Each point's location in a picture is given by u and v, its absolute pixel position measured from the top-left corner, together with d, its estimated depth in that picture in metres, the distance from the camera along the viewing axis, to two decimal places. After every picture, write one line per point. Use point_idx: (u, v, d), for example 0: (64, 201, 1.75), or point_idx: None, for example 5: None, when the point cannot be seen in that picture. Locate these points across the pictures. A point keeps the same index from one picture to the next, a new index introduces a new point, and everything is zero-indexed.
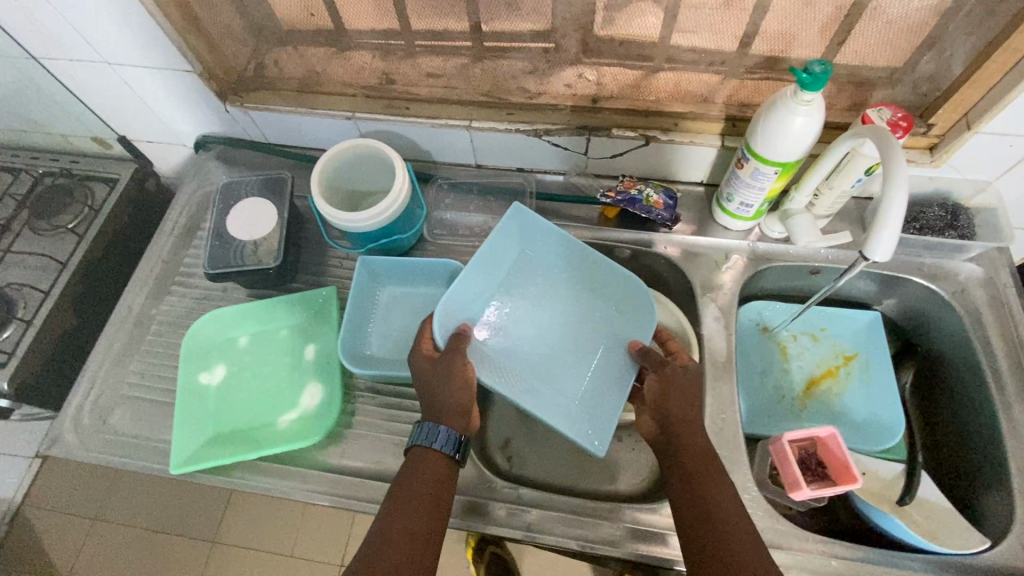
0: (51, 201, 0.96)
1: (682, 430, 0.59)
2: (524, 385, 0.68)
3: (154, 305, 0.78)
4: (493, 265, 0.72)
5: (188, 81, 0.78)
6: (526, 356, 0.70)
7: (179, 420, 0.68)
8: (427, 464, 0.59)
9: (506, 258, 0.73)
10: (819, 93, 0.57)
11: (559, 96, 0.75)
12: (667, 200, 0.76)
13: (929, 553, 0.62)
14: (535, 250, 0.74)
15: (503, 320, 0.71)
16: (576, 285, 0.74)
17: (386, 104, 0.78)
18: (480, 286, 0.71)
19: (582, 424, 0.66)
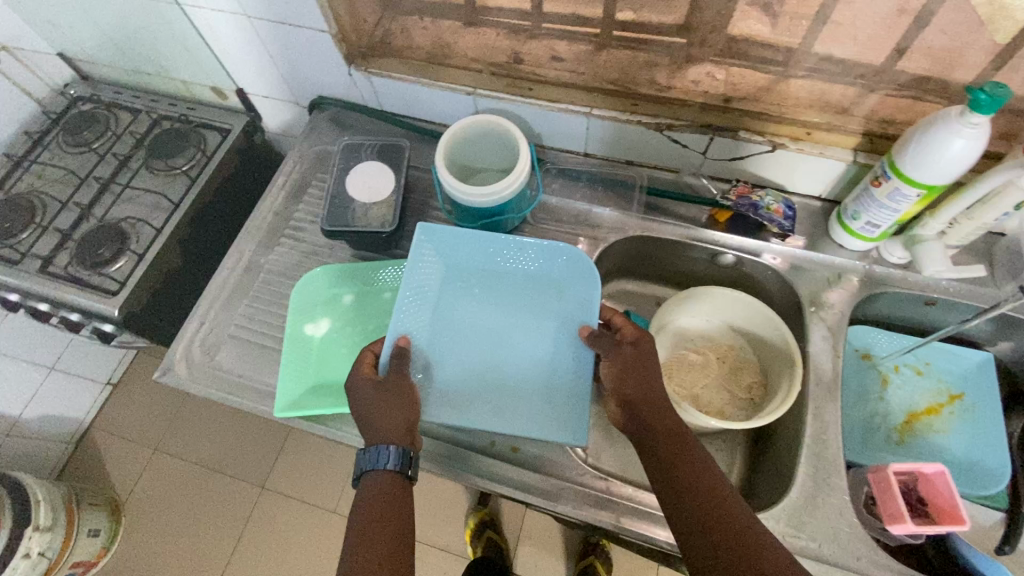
0: (166, 142, 1.01)
1: (650, 418, 0.58)
2: (482, 404, 0.64)
3: (263, 254, 0.81)
4: (420, 287, 0.69)
5: (319, 40, 0.79)
6: (479, 373, 0.66)
7: (286, 366, 0.70)
8: (382, 488, 0.56)
9: (431, 279, 0.70)
10: (987, 118, 0.54)
11: (690, 91, 0.73)
12: (787, 210, 0.75)
13: None
14: (466, 269, 0.71)
15: (447, 342, 0.67)
16: (517, 280, 0.71)
17: (511, 83, 0.77)
18: (416, 312, 0.68)
19: (551, 426, 0.64)
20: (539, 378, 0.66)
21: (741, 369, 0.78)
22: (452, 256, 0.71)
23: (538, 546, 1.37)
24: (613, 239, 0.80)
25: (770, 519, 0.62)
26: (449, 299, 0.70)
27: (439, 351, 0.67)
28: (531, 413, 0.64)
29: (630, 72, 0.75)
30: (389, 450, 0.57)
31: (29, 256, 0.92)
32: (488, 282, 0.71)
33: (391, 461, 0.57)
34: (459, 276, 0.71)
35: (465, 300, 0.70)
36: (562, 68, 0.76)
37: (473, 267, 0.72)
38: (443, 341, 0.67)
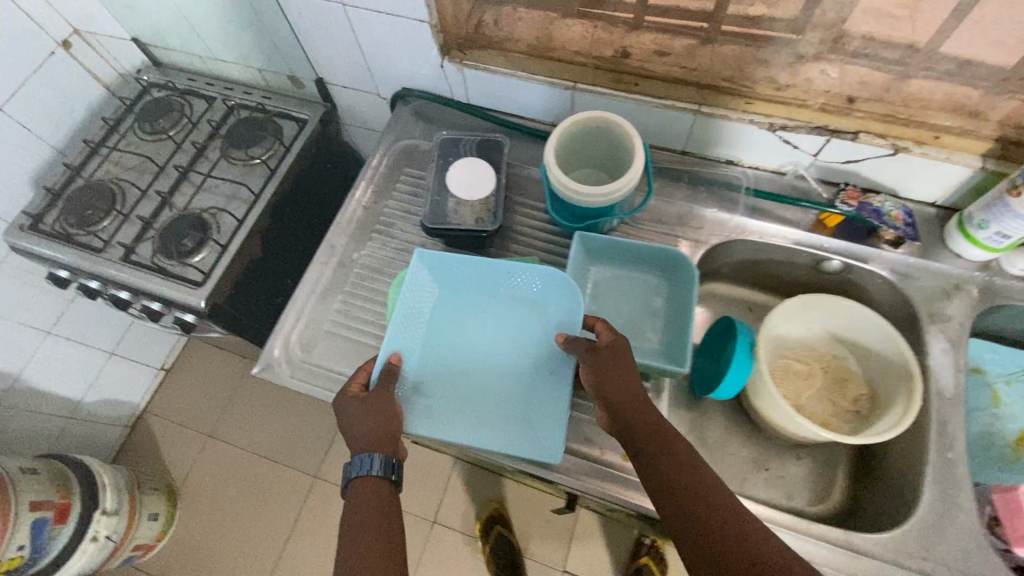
0: (244, 132, 1.00)
1: (631, 414, 0.55)
2: (464, 420, 0.65)
3: (355, 249, 0.80)
4: (413, 310, 0.68)
5: (416, 31, 0.77)
6: (462, 391, 0.66)
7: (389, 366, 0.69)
8: (370, 495, 0.56)
9: (424, 302, 0.70)
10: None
11: (811, 91, 0.69)
12: (906, 217, 0.74)
13: None
14: (456, 292, 0.71)
15: (435, 362, 0.67)
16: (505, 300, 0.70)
17: (615, 78, 0.74)
18: (407, 332, 0.67)
19: (530, 444, 0.63)
20: (519, 396, 0.66)
21: (847, 382, 0.76)
22: (445, 279, 0.71)
23: (592, 543, 1.35)
24: (715, 242, 0.78)
25: (896, 538, 0.60)
26: (440, 321, 0.70)
27: (428, 369, 0.67)
28: (512, 430, 0.64)
29: (746, 69, 0.71)
30: (371, 455, 0.57)
31: (111, 244, 0.91)
32: (478, 302, 0.70)
33: (375, 464, 0.57)
34: (451, 298, 0.71)
35: (455, 321, 0.70)
36: (672, 64, 0.73)
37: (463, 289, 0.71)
38: (430, 360, 0.67)
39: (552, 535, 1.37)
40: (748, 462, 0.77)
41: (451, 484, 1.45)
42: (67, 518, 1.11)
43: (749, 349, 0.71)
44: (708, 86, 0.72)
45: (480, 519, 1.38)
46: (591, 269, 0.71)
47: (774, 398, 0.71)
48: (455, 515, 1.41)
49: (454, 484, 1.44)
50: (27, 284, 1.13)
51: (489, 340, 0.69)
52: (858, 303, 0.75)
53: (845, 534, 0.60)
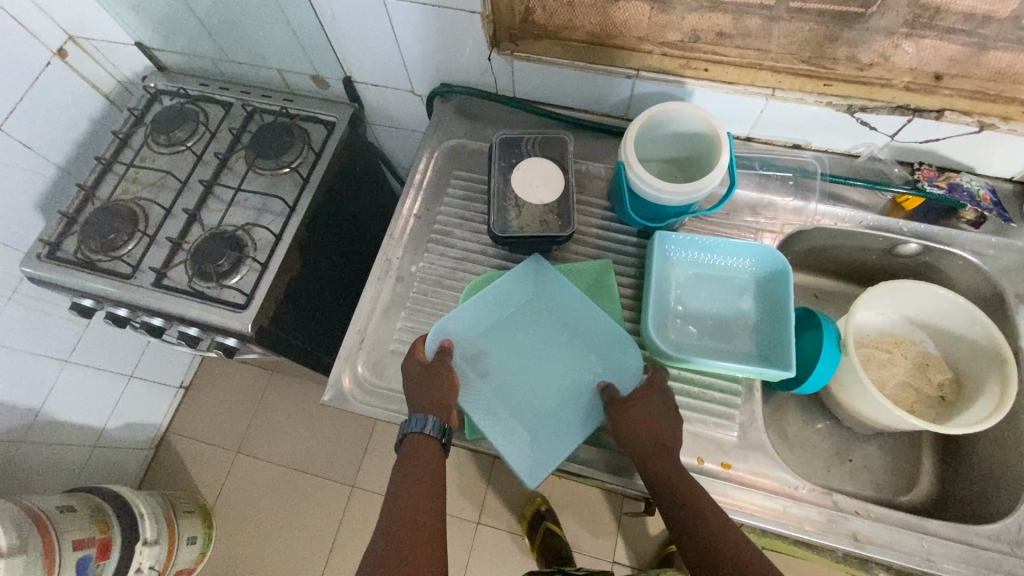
0: (270, 138, 0.93)
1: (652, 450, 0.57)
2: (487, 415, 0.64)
3: (413, 261, 0.75)
4: (496, 304, 0.69)
5: (467, 24, 0.71)
6: (500, 386, 0.66)
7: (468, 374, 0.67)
8: (422, 450, 0.59)
9: (513, 299, 0.70)
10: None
11: (895, 68, 0.66)
12: (993, 196, 0.71)
13: None
14: (544, 296, 0.70)
15: (493, 357, 0.67)
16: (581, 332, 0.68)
17: (683, 64, 0.70)
18: (470, 328, 0.68)
19: (519, 458, 0.62)
20: (545, 413, 0.64)
21: (928, 366, 0.74)
22: (542, 288, 0.70)
23: (626, 538, 1.34)
24: (789, 232, 0.75)
25: (1010, 527, 0.59)
26: (518, 318, 0.69)
27: (488, 361, 0.67)
28: (514, 445, 0.62)
29: (823, 48, 0.67)
30: (426, 417, 0.60)
31: (141, 269, 0.85)
32: (559, 308, 0.70)
33: (428, 426, 0.60)
34: (538, 301, 0.70)
35: (530, 320, 0.69)
36: (745, 46, 0.69)
37: (551, 292, 0.70)
38: (486, 354, 0.67)
39: (598, 528, 1.35)
40: (831, 453, 0.75)
41: (490, 485, 1.42)
42: (110, 554, 1.06)
43: (835, 340, 0.69)
44: (785, 68, 0.68)
45: (526, 515, 1.35)
46: (672, 271, 0.68)
47: (868, 389, 0.68)
48: (498, 515, 1.39)
49: (495, 483, 1.42)
50: (42, 312, 1.06)
51: (550, 348, 0.68)
52: (947, 298, 0.70)
53: (958, 528, 0.58)
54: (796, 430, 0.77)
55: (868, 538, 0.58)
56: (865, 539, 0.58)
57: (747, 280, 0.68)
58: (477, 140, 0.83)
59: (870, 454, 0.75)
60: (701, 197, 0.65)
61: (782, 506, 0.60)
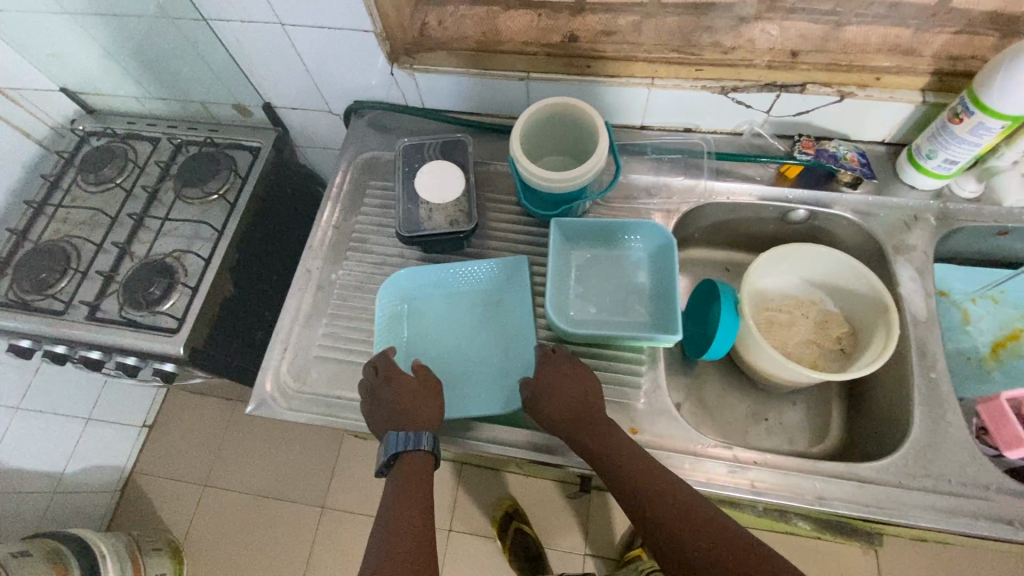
0: (197, 168, 0.97)
1: (575, 423, 0.61)
2: None
3: (332, 269, 0.78)
4: (463, 277, 0.74)
5: (361, 41, 0.76)
6: (420, 350, 0.71)
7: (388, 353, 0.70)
8: (413, 467, 0.60)
9: (478, 279, 0.74)
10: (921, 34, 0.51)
11: (755, 50, 0.72)
12: (861, 158, 0.76)
13: None
14: (499, 292, 0.73)
15: (428, 321, 0.72)
16: (505, 340, 0.71)
17: (567, 63, 0.75)
18: (395, 317, 0.72)
19: None
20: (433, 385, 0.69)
21: (827, 323, 0.79)
22: (504, 284, 0.73)
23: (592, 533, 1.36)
24: (685, 209, 0.80)
25: (896, 461, 0.63)
26: (473, 297, 0.74)
27: (417, 325, 0.72)
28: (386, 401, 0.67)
29: (690, 38, 0.73)
30: (421, 433, 0.61)
31: (74, 303, 0.87)
32: (504, 307, 0.72)
33: (425, 442, 0.61)
34: (492, 290, 0.74)
35: (477, 301, 0.73)
36: (619, 42, 0.74)
37: (512, 294, 0.73)
38: (416, 324, 0.72)
39: (568, 524, 1.37)
40: (749, 415, 0.78)
41: (460, 495, 1.42)
42: None
43: (732, 306, 0.73)
44: (656, 57, 0.73)
45: (495, 518, 1.36)
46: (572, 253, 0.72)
47: (766, 347, 0.72)
48: (469, 521, 1.39)
49: (462, 490, 1.42)
50: None
51: (474, 335, 0.72)
52: (831, 256, 0.76)
53: (849, 466, 0.62)
54: (714, 396, 0.80)
55: (764, 484, 0.62)
56: (763, 486, 0.62)
57: (644, 258, 0.72)
58: (390, 151, 0.87)
59: (783, 411, 0.79)
60: (589, 181, 0.70)
61: (686, 464, 0.63)
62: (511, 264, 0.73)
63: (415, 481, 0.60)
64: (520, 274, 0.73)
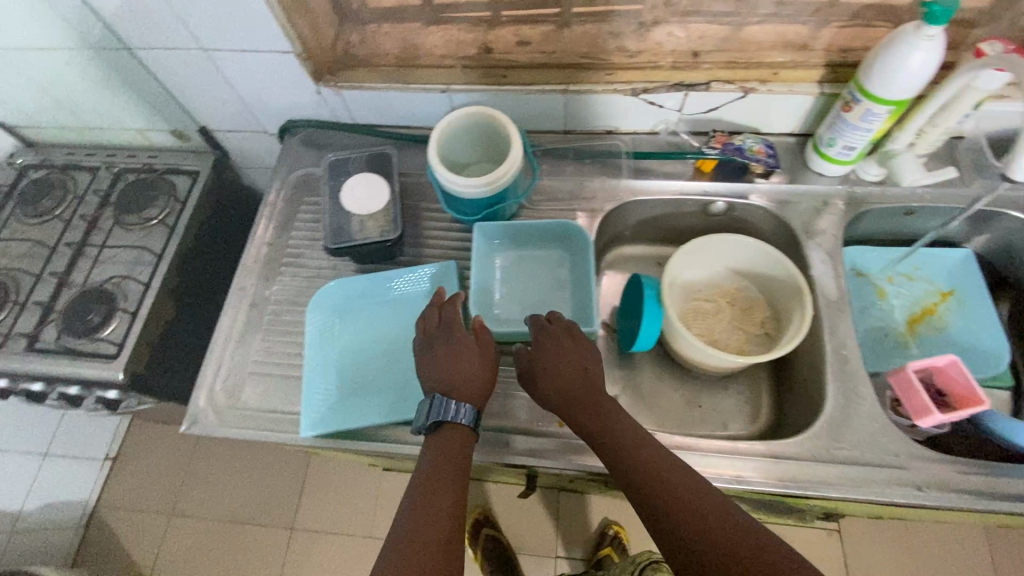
0: (137, 195, 0.98)
1: (590, 406, 0.62)
2: (325, 387, 0.70)
3: (266, 286, 0.79)
4: (394, 286, 0.76)
5: (283, 62, 0.78)
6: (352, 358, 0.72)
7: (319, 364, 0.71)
8: (451, 441, 0.60)
9: (409, 287, 0.76)
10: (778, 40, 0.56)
11: (660, 53, 0.75)
12: (767, 149, 0.80)
13: None
14: (431, 297, 0.75)
15: (359, 330, 0.74)
16: None
17: (483, 74, 0.78)
18: (326, 327, 0.74)
19: (313, 413, 0.68)
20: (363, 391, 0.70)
21: (751, 309, 0.82)
22: (434, 290, 0.75)
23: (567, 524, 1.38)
24: (609, 208, 0.83)
25: (812, 436, 0.66)
26: (404, 304, 0.75)
27: (349, 335, 0.73)
28: (317, 410, 0.68)
29: (599, 44, 0.77)
30: (462, 404, 0.61)
31: (13, 336, 0.87)
32: None
33: (465, 415, 0.61)
34: (423, 296, 0.75)
35: (408, 308, 0.75)
36: (533, 51, 0.78)
37: None
38: (347, 334, 0.74)
39: (540, 526, 1.37)
40: (683, 404, 0.80)
41: None
42: None
43: (655, 300, 0.75)
44: (568, 64, 0.76)
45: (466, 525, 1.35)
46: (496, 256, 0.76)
47: (689, 337, 0.74)
48: None
49: None
50: None
51: (405, 341, 0.73)
52: (748, 244, 0.79)
53: (767, 445, 0.66)
54: (650, 386, 0.82)
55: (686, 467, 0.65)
56: None
57: (564, 257, 0.77)
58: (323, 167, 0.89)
59: (717, 398, 0.81)
60: (509, 186, 0.73)
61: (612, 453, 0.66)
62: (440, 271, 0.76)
63: (449, 459, 0.59)
64: (450, 280, 0.75)
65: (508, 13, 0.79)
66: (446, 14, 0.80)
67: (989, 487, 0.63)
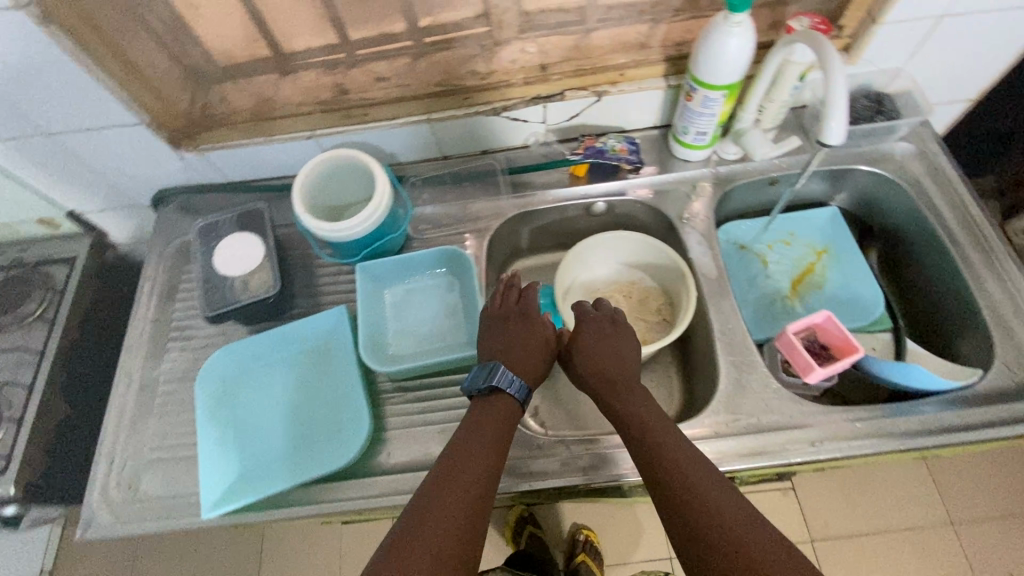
0: (9, 294, 0.93)
1: (615, 386, 0.68)
2: (224, 460, 0.68)
3: (155, 366, 0.76)
4: (287, 342, 0.75)
5: (135, 133, 0.76)
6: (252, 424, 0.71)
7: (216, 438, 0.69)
8: (501, 406, 0.66)
9: (304, 340, 0.75)
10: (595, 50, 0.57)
11: (509, 70, 0.78)
12: (630, 146, 0.83)
13: (946, 391, 0.71)
14: (327, 347, 0.75)
15: (257, 395, 0.72)
16: (336, 393, 0.72)
17: (344, 115, 0.79)
18: (218, 399, 0.72)
19: (214, 488, 0.66)
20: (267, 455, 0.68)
21: (647, 298, 0.85)
22: (329, 339, 0.75)
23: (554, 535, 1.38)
24: (495, 227, 0.85)
25: (711, 416, 0.69)
26: (300, 359, 0.74)
27: (246, 401, 0.72)
28: (216, 486, 0.66)
29: (452, 70, 0.78)
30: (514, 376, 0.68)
31: None
32: (332, 361, 0.74)
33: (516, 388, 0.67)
34: (319, 348, 0.75)
35: (304, 362, 0.74)
36: (389, 86, 0.79)
37: (338, 346, 0.74)
38: (245, 400, 0.72)
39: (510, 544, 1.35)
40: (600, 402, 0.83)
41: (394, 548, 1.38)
42: None
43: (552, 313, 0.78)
44: (428, 95, 0.78)
45: None
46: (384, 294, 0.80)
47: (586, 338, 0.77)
48: None
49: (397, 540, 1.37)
50: None
51: (304, 396, 0.72)
52: (629, 236, 0.83)
53: None
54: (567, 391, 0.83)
55: None
56: None
57: (449, 281, 0.81)
58: None
59: None
60: (383, 224, 0.75)
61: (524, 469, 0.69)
62: (331, 317, 0.75)
63: (497, 417, 0.65)
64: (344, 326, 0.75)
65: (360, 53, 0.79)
66: (299, 62, 0.79)
67: (876, 431, 0.67)
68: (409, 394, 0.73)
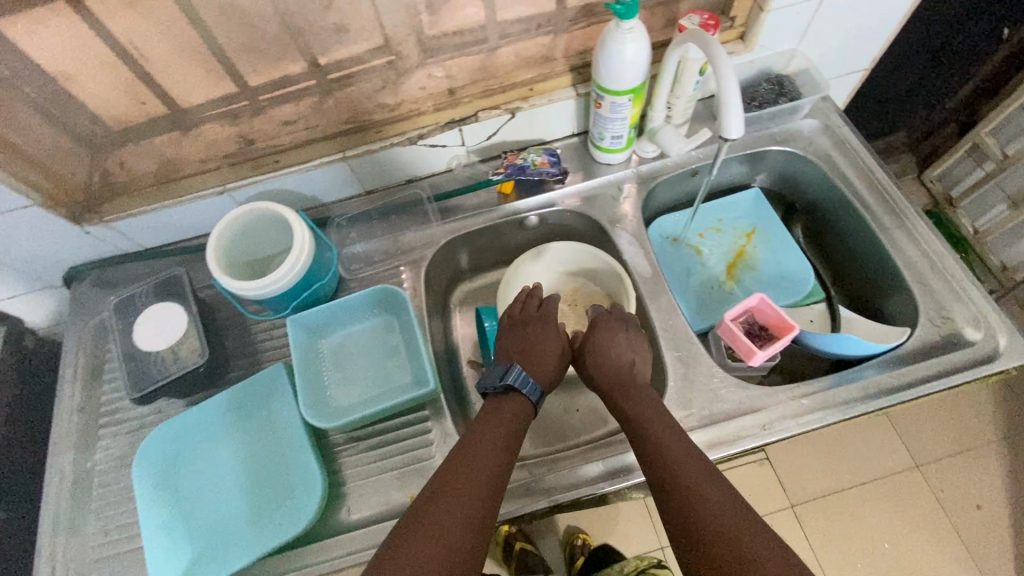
0: None
1: (619, 387, 0.84)
2: (180, 542, 0.78)
3: (87, 458, 0.86)
4: (232, 422, 0.85)
5: (33, 215, 0.83)
6: (202, 505, 0.80)
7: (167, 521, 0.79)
8: (506, 407, 0.81)
9: (246, 417, 0.86)
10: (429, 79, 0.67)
11: (418, 98, 0.90)
12: (550, 158, 0.98)
13: (879, 355, 0.91)
14: (271, 421, 0.85)
15: (204, 479, 0.82)
16: (283, 461, 0.82)
17: (251, 164, 0.89)
18: (157, 496, 0.81)
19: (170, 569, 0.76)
20: (223, 530, 0.78)
21: (598, 296, 1.04)
22: (272, 411, 0.86)
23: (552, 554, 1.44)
24: (427, 253, 1.00)
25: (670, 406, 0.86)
26: (245, 434, 0.85)
27: (193, 485, 0.82)
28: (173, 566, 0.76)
29: (358, 108, 0.90)
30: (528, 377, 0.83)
31: None
32: (274, 433, 0.84)
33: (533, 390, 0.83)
34: (262, 424, 0.85)
35: (249, 437, 0.85)
36: (297, 130, 0.89)
37: (280, 419, 0.85)
38: (194, 483, 0.82)
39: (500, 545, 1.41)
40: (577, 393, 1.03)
41: None
42: None
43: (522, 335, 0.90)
44: (311, 143, 0.90)
45: None
46: (318, 343, 0.94)
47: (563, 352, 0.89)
48: None
49: None
50: None
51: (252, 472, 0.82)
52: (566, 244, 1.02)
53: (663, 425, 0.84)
54: None
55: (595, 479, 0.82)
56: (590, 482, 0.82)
57: (380, 326, 0.96)
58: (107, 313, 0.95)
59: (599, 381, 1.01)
60: (308, 270, 0.89)
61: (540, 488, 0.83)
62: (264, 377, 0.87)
63: (507, 415, 0.80)
64: (284, 398, 0.86)
65: (264, 98, 0.86)
66: (202, 115, 0.85)
67: (817, 403, 0.85)
68: (361, 443, 0.87)
